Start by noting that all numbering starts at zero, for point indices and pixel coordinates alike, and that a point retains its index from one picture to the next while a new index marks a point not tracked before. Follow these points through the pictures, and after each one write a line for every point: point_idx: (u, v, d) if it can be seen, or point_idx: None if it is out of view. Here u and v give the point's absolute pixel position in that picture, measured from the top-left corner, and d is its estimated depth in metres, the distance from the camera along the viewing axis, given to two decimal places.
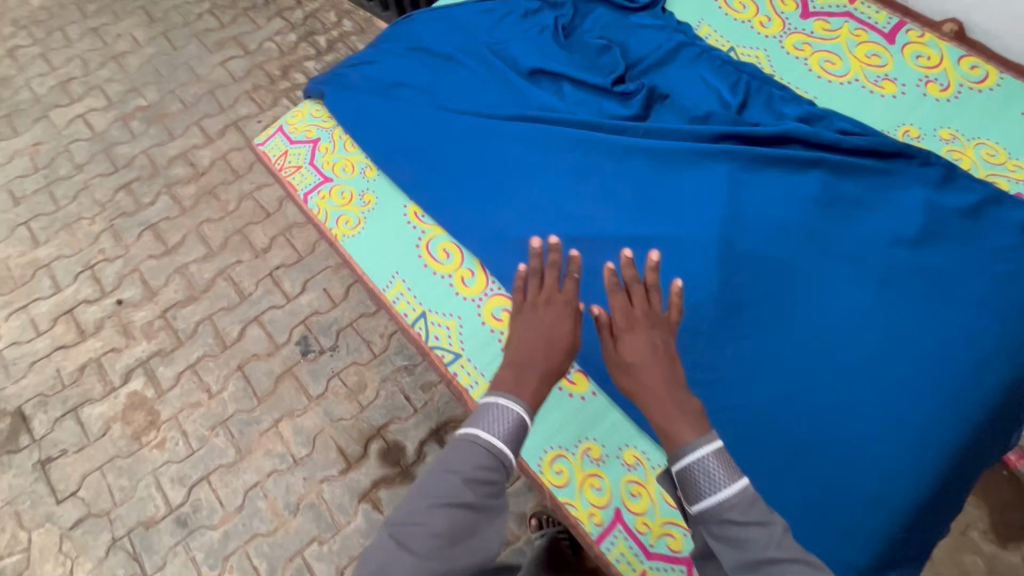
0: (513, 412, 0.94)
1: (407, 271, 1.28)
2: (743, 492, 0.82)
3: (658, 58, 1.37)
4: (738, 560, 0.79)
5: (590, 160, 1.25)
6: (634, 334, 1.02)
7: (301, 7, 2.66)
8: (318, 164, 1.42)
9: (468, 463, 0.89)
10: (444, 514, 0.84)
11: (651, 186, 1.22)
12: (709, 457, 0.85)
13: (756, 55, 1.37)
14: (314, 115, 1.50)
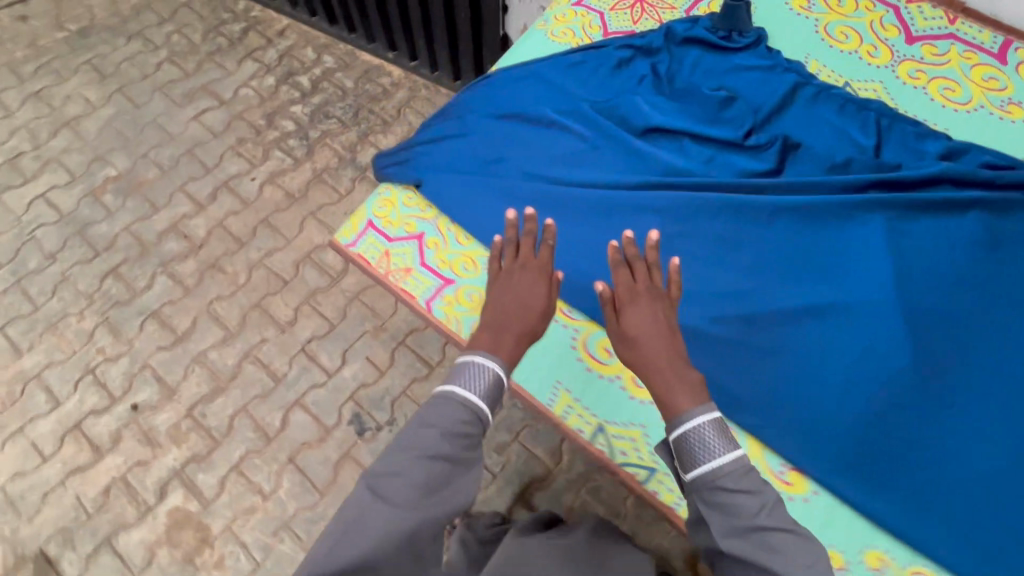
0: (491, 371, 0.87)
1: (571, 379, 1.05)
2: (739, 465, 0.80)
3: (800, 105, 1.05)
4: (732, 527, 0.77)
5: (732, 233, 0.99)
6: (633, 306, 0.90)
7: (272, 45, 2.45)
8: (431, 263, 1.08)
9: (447, 416, 0.84)
10: (421, 464, 0.81)
11: (795, 251, 0.97)
12: (706, 427, 0.81)
13: (872, 88, 1.06)
14: (407, 202, 1.14)
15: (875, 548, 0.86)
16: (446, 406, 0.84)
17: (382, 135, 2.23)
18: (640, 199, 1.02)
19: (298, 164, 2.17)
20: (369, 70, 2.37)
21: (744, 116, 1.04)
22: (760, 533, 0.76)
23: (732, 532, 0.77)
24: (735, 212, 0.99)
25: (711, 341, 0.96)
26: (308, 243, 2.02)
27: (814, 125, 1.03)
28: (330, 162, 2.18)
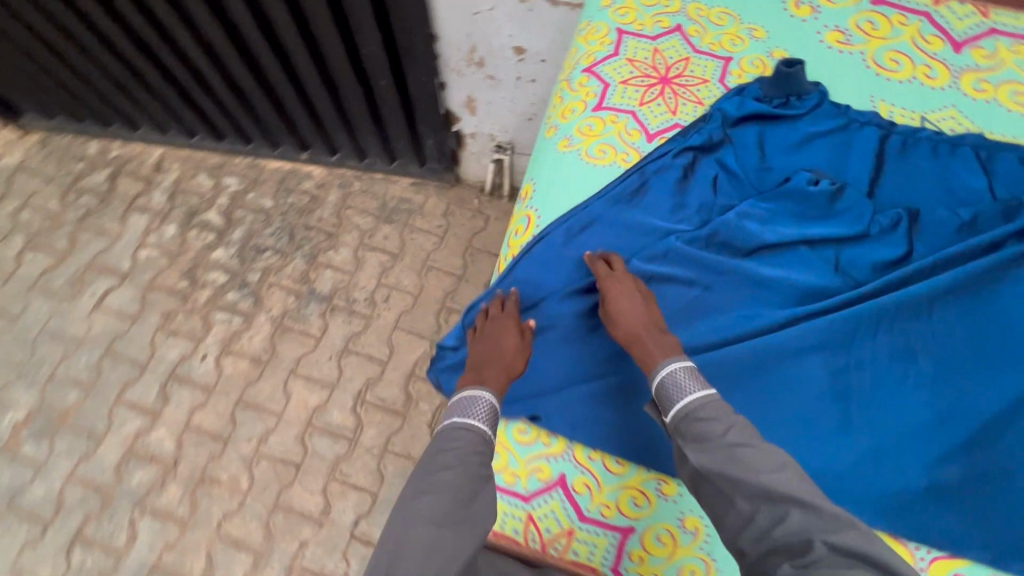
0: (487, 398, 0.75)
1: None
2: (714, 402, 0.69)
3: (907, 161, 0.87)
4: (704, 448, 0.65)
5: (888, 348, 0.78)
6: (616, 285, 0.80)
7: (155, 186, 2.02)
8: (595, 517, 0.74)
9: (467, 435, 0.72)
10: (453, 483, 0.68)
11: (966, 345, 0.77)
12: (679, 371, 0.72)
13: (948, 117, 0.90)
14: (516, 434, 0.79)
15: None
16: (461, 428, 0.73)
17: (333, 251, 1.92)
18: (791, 345, 0.79)
19: (250, 320, 1.82)
20: (284, 180, 2.02)
21: (864, 198, 0.83)
22: (733, 450, 0.64)
23: (703, 453, 0.65)
24: (897, 319, 0.79)
25: (957, 500, 0.72)
26: (303, 409, 1.71)
27: (934, 180, 0.86)
28: (286, 303, 1.85)
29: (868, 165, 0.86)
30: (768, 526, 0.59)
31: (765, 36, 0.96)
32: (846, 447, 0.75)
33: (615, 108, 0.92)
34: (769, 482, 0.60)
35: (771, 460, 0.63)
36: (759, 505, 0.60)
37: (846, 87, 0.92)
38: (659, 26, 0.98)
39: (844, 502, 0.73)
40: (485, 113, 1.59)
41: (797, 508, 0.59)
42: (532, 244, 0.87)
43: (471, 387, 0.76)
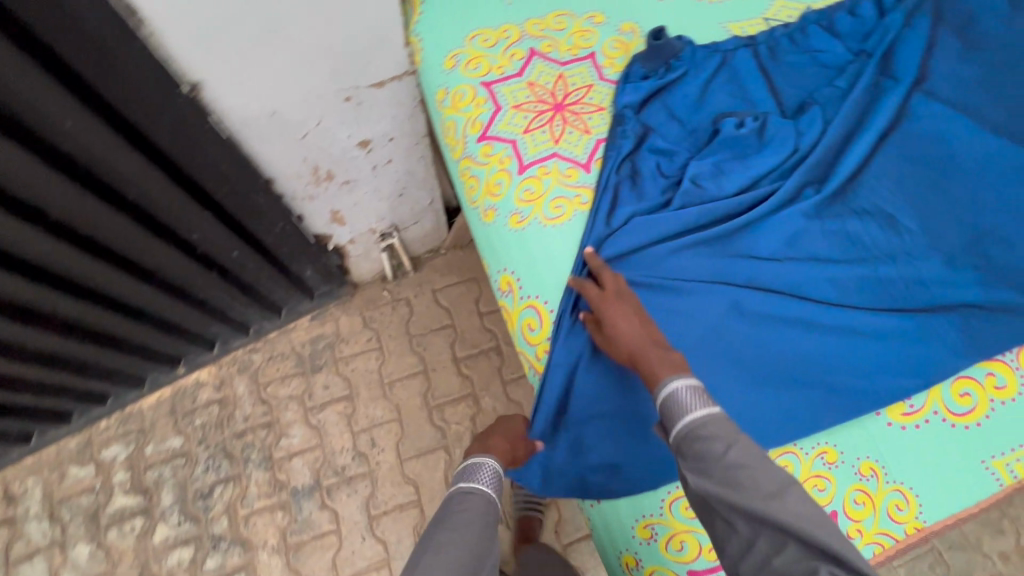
0: (491, 462, 0.76)
1: (985, 443, 0.76)
2: (717, 422, 0.65)
3: (784, 61, 0.94)
4: (705, 471, 0.62)
5: (875, 216, 0.85)
6: (613, 307, 0.75)
7: (26, 518, 1.57)
8: None
9: (471, 497, 0.72)
10: (457, 545, 0.66)
11: (913, 178, 0.88)
12: (680, 390, 0.67)
13: (780, 7, 1.00)
14: (686, 512, 0.74)
15: None
16: (465, 491, 0.73)
17: (284, 439, 1.65)
18: (815, 271, 0.82)
19: (251, 569, 1.53)
20: (174, 406, 1.68)
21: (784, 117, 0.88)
22: (734, 472, 0.61)
23: (704, 473, 0.62)
24: (862, 190, 0.87)
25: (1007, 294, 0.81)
26: None
27: (807, 66, 0.94)
28: (278, 523, 1.57)
29: (762, 81, 0.91)
30: (770, 553, 0.57)
31: (605, 18, 0.97)
32: (920, 319, 0.80)
33: (538, 159, 0.87)
34: (764, 509, 0.58)
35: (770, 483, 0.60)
36: (759, 530, 0.58)
37: (697, 25, 0.96)
38: (514, 58, 0.93)
39: (947, 355, 0.78)
40: (353, 216, 1.44)
41: (794, 540, 0.56)
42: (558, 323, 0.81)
43: (479, 452, 0.78)
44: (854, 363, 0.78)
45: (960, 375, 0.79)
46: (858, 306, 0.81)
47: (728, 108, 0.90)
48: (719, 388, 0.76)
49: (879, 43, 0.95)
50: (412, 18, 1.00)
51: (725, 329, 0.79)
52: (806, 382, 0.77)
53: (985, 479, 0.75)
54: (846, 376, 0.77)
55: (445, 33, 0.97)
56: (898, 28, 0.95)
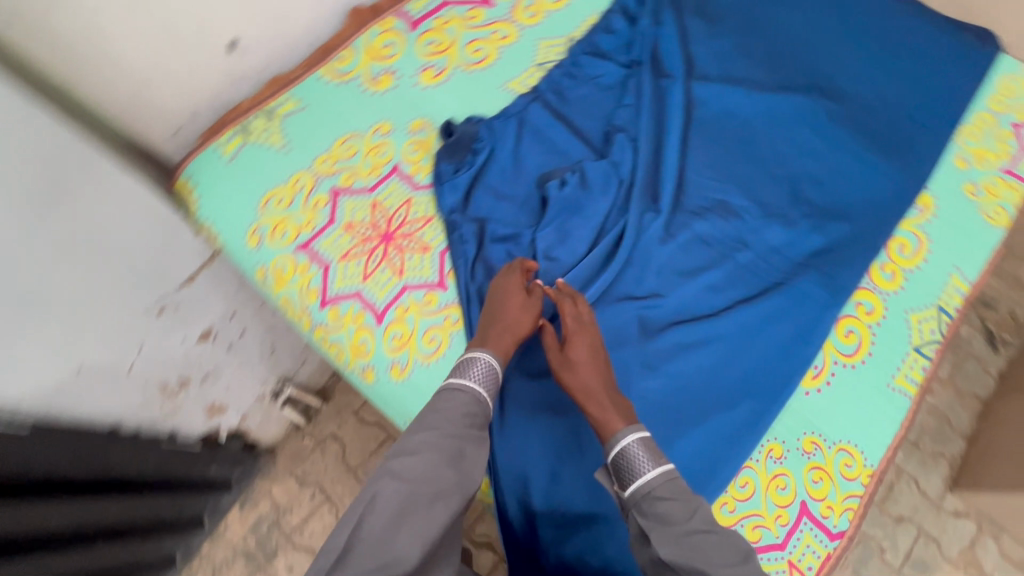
0: (483, 359, 0.69)
1: (882, 369, 0.83)
2: (674, 482, 0.62)
3: (573, 100, 0.96)
4: (667, 537, 0.58)
5: (711, 214, 0.90)
6: (584, 334, 0.74)
7: None
8: (791, 529, 0.74)
9: (456, 398, 0.65)
10: (437, 445, 0.61)
11: (723, 163, 0.95)
12: (635, 445, 0.64)
13: (547, 48, 1.01)
14: None
15: (951, 157, 0.99)
16: (450, 389, 0.66)
17: None
18: (688, 287, 0.85)
19: None
20: None
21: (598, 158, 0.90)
22: (697, 537, 0.58)
23: (666, 536, 0.58)
24: (689, 194, 0.92)
25: (840, 230, 0.91)
26: None
27: (595, 98, 0.97)
28: None
29: (563, 128, 0.93)
30: None
31: (391, 124, 0.92)
32: (792, 287, 0.85)
33: (391, 300, 0.82)
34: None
35: (732, 553, 0.57)
36: None
37: (481, 98, 0.96)
38: (319, 206, 0.86)
39: (822, 312, 0.84)
40: (234, 397, 1.28)
41: None
42: (490, 426, 0.80)
43: (475, 348, 0.71)
44: (758, 356, 0.82)
45: (842, 316, 0.86)
46: (737, 301, 0.85)
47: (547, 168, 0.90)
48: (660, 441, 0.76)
49: (642, 52, 1.01)
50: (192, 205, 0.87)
51: (642, 384, 0.79)
52: (729, 396, 0.79)
53: (898, 402, 0.82)
54: (755, 373, 0.81)
55: (235, 208, 0.87)
56: (651, 35, 1.02)
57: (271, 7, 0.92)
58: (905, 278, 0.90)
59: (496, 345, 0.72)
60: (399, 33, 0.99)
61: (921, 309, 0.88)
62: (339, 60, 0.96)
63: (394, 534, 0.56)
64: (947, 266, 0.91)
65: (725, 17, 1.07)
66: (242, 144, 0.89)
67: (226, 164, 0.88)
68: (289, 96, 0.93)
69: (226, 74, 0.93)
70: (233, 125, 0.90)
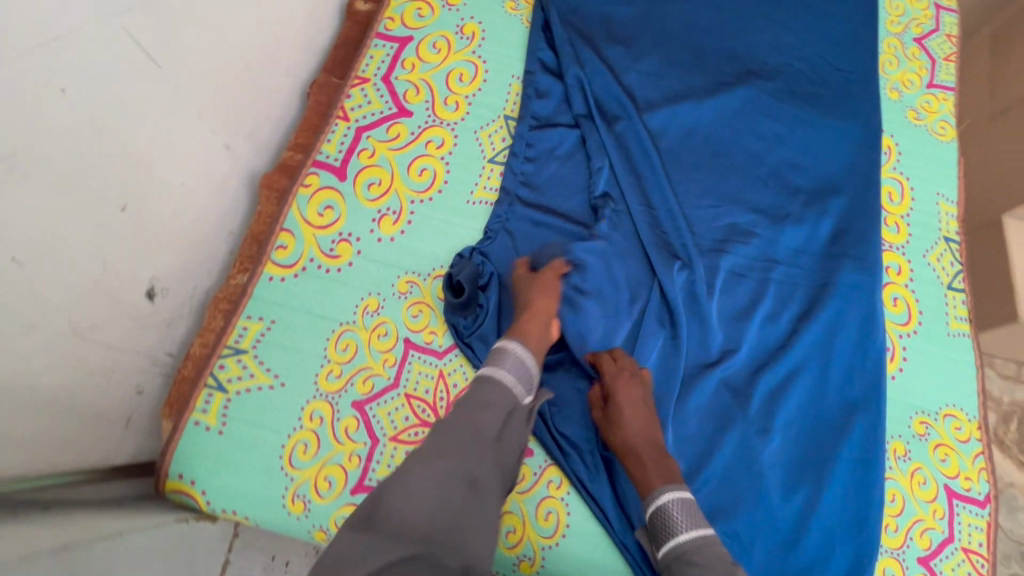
0: (513, 348, 0.66)
1: (936, 318, 0.87)
2: (709, 547, 0.60)
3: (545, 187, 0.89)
4: None
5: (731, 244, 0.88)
6: (628, 393, 0.72)
7: None
8: (949, 516, 0.76)
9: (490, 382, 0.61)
10: (470, 426, 0.56)
11: (713, 185, 0.92)
12: (672, 506, 0.64)
13: (490, 139, 0.92)
14: None
15: (886, 91, 1.03)
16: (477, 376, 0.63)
17: None
18: (749, 332, 0.83)
19: None
20: None
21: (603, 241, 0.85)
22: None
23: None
24: (700, 233, 0.89)
25: (841, 203, 0.92)
26: None
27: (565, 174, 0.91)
28: None
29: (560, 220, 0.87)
30: None
31: (380, 297, 0.79)
32: (835, 285, 0.86)
33: None
34: None
35: None
36: None
37: (455, 223, 0.85)
38: (352, 432, 0.72)
39: (868, 299, 0.85)
40: None
41: None
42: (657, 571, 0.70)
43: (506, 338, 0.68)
44: (841, 368, 0.82)
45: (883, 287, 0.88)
46: (797, 321, 0.84)
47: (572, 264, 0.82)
48: (809, 500, 0.75)
49: (585, 103, 0.94)
50: (201, 502, 0.70)
51: (763, 453, 0.77)
52: (839, 420, 0.79)
53: (964, 342, 0.86)
54: (846, 385, 0.81)
55: (256, 482, 0.70)
56: (585, 80, 0.95)
57: (175, 226, 0.74)
58: (908, 226, 0.93)
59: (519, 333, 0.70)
60: (331, 189, 0.85)
61: (934, 247, 0.92)
62: (279, 251, 0.81)
63: (416, 497, 0.49)
64: (933, 195, 0.96)
65: (639, 31, 1.02)
66: (226, 401, 0.73)
67: (220, 435, 0.71)
68: (248, 318, 0.77)
69: (156, 325, 0.75)
70: (203, 384, 0.73)
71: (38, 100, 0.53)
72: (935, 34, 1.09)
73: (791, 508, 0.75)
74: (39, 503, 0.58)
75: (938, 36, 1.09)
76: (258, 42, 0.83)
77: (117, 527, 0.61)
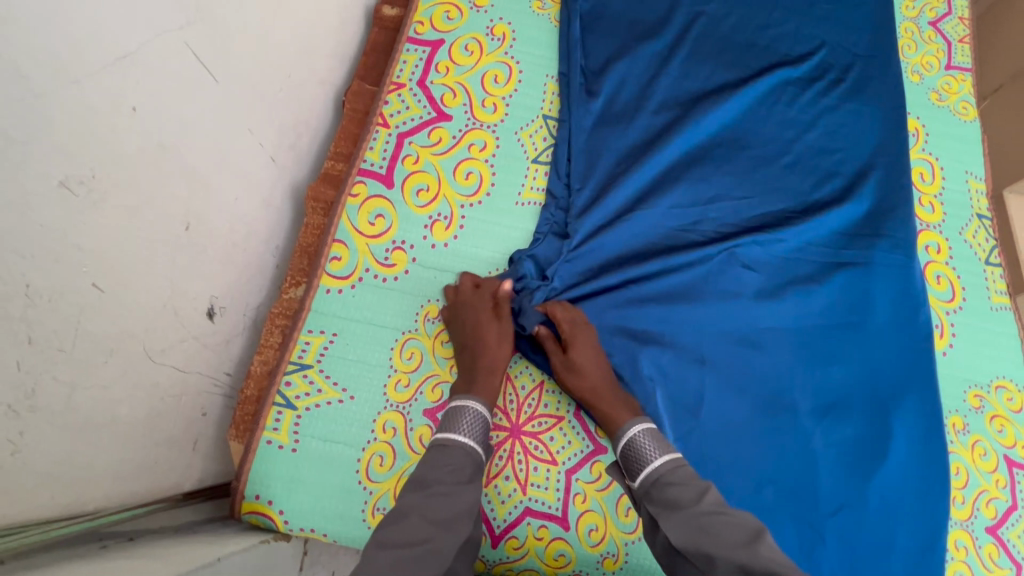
0: (475, 409, 0.64)
1: (977, 290, 0.89)
2: (684, 467, 0.61)
3: (587, 191, 0.87)
4: (678, 519, 0.56)
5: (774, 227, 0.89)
6: (581, 338, 0.73)
7: None
8: (1011, 486, 0.79)
9: (461, 453, 0.60)
10: (448, 505, 0.55)
11: (755, 173, 0.93)
12: (641, 436, 0.64)
13: (530, 139, 0.92)
14: None
15: (907, 74, 1.06)
16: (445, 443, 0.61)
17: None
18: (799, 316, 0.84)
19: None
20: None
21: (650, 229, 0.87)
22: (708, 519, 0.54)
23: (675, 523, 0.56)
24: (744, 220, 0.89)
25: (878, 184, 0.93)
26: None
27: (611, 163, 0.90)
28: None
29: (618, 226, 0.85)
30: None
31: (439, 304, 0.79)
32: (872, 264, 0.87)
33: (565, 495, 0.72)
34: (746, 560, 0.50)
35: (745, 533, 0.53)
36: None
37: (502, 225, 0.86)
38: (425, 441, 0.72)
39: (907, 274, 0.87)
40: None
41: None
42: None
43: (465, 395, 0.65)
44: (890, 343, 0.83)
45: (925, 266, 0.90)
46: (847, 302, 0.85)
47: (653, 282, 0.82)
48: (870, 474, 0.77)
49: (623, 97, 0.94)
50: (279, 522, 0.69)
51: (823, 433, 0.78)
52: (895, 394, 0.80)
53: (1004, 314, 0.88)
54: (895, 359, 0.82)
55: (334, 497, 0.70)
56: (621, 75, 0.95)
57: (230, 242, 0.72)
58: (941, 204, 0.95)
59: (482, 389, 0.68)
60: (380, 198, 0.84)
61: (968, 224, 0.94)
62: (333, 263, 0.80)
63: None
64: (962, 173, 0.99)
65: (671, 17, 1.01)
66: (297, 418, 0.72)
67: (294, 452, 0.71)
68: (309, 332, 0.76)
69: (216, 345, 0.72)
70: (271, 402, 0.72)
71: (111, 121, 0.51)
72: (948, 17, 1.12)
73: (851, 482, 0.76)
74: (122, 534, 0.57)
75: (951, 19, 1.11)
76: (298, 50, 0.81)
77: (201, 548, 0.59)
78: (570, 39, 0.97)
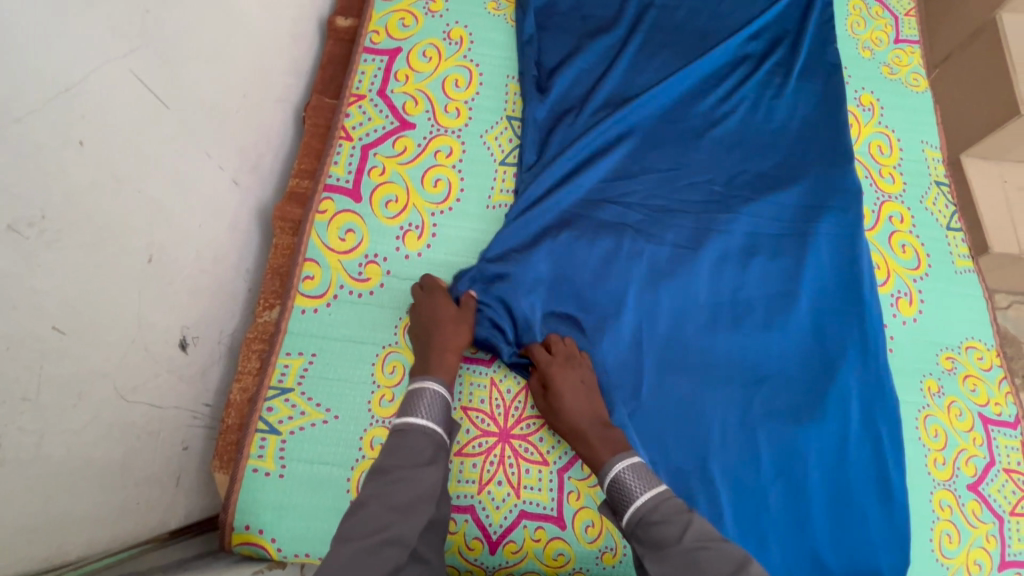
0: (434, 390, 0.64)
1: (940, 256, 0.92)
2: (669, 501, 0.60)
3: (557, 185, 0.87)
4: (663, 558, 0.56)
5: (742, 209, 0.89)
6: (563, 376, 0.72)
7: None
8: (986, 443, 0.81)
9: (420, 436, 0.60)
10: (410, 489, 0.55)
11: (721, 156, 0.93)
12: (625, 472, 0.63)
13: (496, 141, 0.92)
14: (953, 542, 0.76)
15: (858, 51, 1.08)
16: (404, 428, 0.60)
17: None
18: (771, 298, 0.84)
19: None
20: None
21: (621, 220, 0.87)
22: (693, 555, 0.54)
23: (663, 563, 0.55)
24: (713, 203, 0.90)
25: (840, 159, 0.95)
26: None
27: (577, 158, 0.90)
28: None
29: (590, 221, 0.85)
30: None
31: None
32: (838, 236, 0.88)
33: (558, 494, 0.73)
34: None
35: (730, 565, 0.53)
36: None
37: (473, 229, 0.85)
38: None
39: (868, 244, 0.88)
40: None
41: None
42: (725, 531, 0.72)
43: (423, 376, 0.65)
44: (859, 311, 0.84)
45: (890, 236, 0.92)
46: (815, 274, 0.86)
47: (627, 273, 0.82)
48: (849, 441, 0.77)
49: (586, 93, 0.95)
50: (273, 551, 0.68)
51: (801, 405, 0.79)
52: (867, 360, 0.81)
53: (967, 277, 0.91)
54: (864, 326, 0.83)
55: (327, 520, 0.69)
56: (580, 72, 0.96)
57: (197, 269, 0.70)
58: (901, 174, 0.98)
59: (440, 369, 0.69)
60: (349, 212, 0.83)
61: (927, 192, 0.97)
62: (306, 282, 0.79)
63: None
64: (917, 143, 1.01)
65: (626, 9, 1.01)
66: (282, 443, 0.71)
67: (282, 478, 0.70)
68: (287, 354, 0.75)
69: (191, 377, 0.70)
70: (254, 429, 0.71)
71: (59, 157, 0.49)
72: None
73: (832, 451, 0.77)
74: None
75: None
76: (252, 69, 0.79)
77: None
78: (525, 39, 0.96)
